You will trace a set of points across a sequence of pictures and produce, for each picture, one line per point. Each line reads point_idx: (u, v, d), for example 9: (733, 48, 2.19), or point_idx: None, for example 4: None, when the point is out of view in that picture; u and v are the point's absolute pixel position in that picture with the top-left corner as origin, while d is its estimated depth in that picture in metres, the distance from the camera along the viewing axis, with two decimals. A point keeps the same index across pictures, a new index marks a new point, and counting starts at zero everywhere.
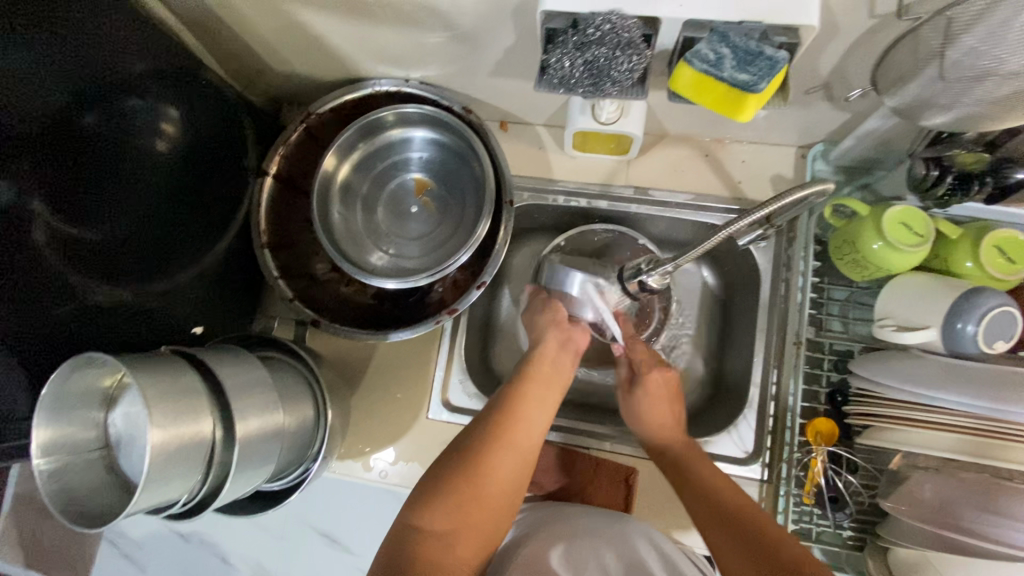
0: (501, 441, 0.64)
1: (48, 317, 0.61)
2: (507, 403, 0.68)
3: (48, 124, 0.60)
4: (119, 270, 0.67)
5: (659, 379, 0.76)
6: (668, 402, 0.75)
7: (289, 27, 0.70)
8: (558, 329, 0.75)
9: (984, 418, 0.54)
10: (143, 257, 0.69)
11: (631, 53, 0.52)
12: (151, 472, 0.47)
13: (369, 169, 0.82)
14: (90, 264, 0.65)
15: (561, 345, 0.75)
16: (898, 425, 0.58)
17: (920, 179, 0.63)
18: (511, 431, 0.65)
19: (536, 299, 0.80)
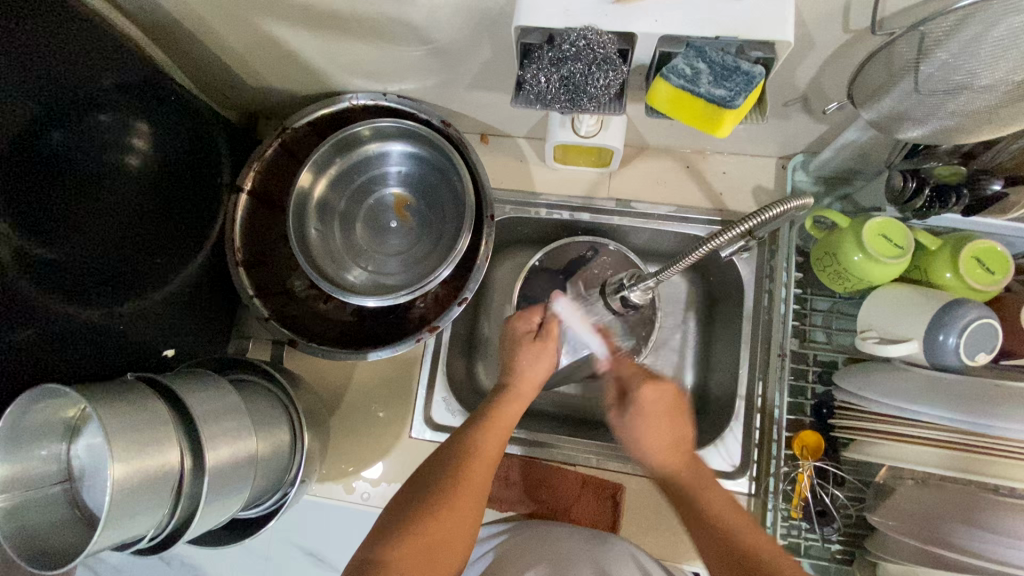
0: (459, 485, 0.62)
1: (4, 341, 0.57)
2: (467, 445, 0.65)
3: (10, 141, 0.59)
4: (87, 291, 0.65)
5: (657, 390, 0.71)
6: (665, 425, 0.69)
7: (263, 41, 0.69)
8: (526, 374, 0.73)
9: (959, 430, 0.54)
10: (113, 278, 0.67)
11: (608, 69, 0.51)
12: (113, 506, 0.45)
13: (346, 184, 0.80)
14: (57, 285, 0.63)
15: (527, 387, 0.72)
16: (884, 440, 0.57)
17: (898, 191, 0.63)
18: (473, 468, 0.63)
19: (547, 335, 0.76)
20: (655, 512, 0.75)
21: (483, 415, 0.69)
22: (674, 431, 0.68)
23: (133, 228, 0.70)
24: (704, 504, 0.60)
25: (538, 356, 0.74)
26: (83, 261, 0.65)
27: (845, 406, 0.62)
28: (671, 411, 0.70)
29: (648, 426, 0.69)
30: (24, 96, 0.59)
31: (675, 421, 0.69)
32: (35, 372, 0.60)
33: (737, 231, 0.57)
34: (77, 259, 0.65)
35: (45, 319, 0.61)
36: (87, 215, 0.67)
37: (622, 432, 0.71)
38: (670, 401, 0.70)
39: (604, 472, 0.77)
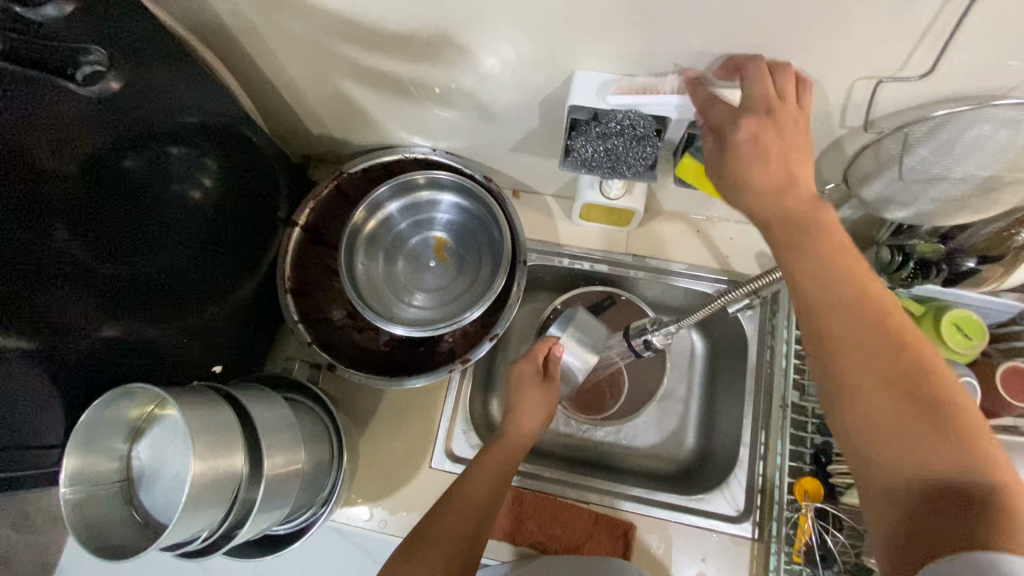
0: (449, 518, 0.64)
1: (67, 353, 0.60)
2: (461, 482, 0.68)
3: (97, 167, 0.60)
4: (142, 310, 0.68)
5: (753, 124, 0.51)
6: (766, 161, 0.51)
7: (336, 97, 0.78)
8: (522, 417, 0.75)
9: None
10: (168, 297, 0.71)
11: (645, 145, 0.61)
12: (189, 499, 0.49)
13: (394, 225, 0.88)
14: (116, 302, 0.64)
15: (520, 431, 0.74)
16: None
17: (887, 262, 0.72)
18: (463, 507, 0.65)
19: (528, 370, 0.78)
20: (663, 552, 0.78)
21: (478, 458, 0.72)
22: (875, 293, 0.47)
23: (190, 253, 0.74)
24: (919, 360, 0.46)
25: (531, 399, 0.76)
26: (141, 283, 0.67)
27: None
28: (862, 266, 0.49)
29: (831, 279, 0.48)
30: (116, 127, 0.61)
31: (802, 141, 0.51)
32: (70, 383, 0.61)
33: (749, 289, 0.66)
34: (136, 280, 0.67)
35: (92, 333, 0.62)
36: (148, 239, 0.68)
37: (800, 305, 0.50)
38: (789, 129, 0.51)
39: (616, 511, 0.81)
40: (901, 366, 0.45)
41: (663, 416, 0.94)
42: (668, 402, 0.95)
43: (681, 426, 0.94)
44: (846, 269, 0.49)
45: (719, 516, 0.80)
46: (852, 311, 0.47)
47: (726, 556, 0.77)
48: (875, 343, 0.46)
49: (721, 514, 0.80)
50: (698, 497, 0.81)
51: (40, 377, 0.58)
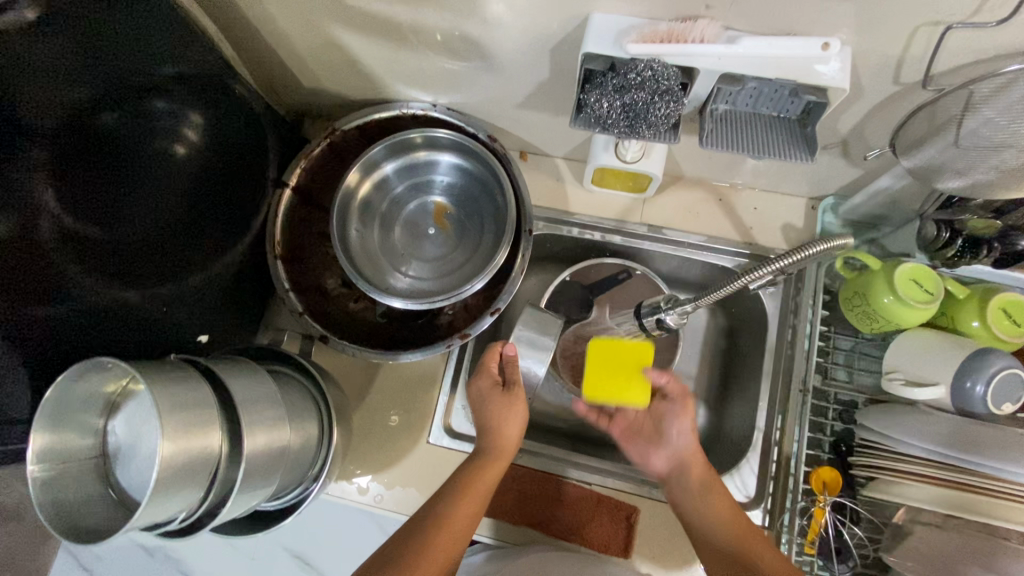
0: (430, 546, 0.60)
1: (45, 317, 0.57)
2: (435, 513, 0.62)
3: (68, 118, 0.59)
4: (125, 271, 0.65)
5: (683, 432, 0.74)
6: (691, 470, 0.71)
7: (325, 44, 0.71)
8: (504, 433, 0.68)
9: (967, 471, 0.55)
10: (155, 261, 0.68)
11: (669, 100, 0.53)
12: (158, 482, 0.46)
13: (390, 188, 0.82)
14: (97, 263, 0.62)
15: (507, 446, 0.68)
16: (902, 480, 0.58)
17: (932, 239, 0.65)
18: (436, 543, 0.60)
19: (496, 391, 0.70)
20: (667, 537, 0.75)
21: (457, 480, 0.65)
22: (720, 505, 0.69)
23: (180, 215, 0.71)
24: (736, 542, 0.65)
25: (511, 414, 0.69)
26: (125, 243, 0.65)
27: (867, 444, 0.63)
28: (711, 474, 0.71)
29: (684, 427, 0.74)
30: (84, 80, 0.60)
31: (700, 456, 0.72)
32: (58, 349, 0.59)
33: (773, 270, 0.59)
34: (119, 240, 0.65)
35: (76, 296, 0.60)
36: (133, 198, 0.66)
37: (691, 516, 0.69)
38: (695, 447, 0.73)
39: (618, 494, 0.78)
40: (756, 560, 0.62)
41: None
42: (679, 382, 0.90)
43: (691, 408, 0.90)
44: (709, 488, 0.70)
45: None
46: (701, 509, 0.68)
47: None
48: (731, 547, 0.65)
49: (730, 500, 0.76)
50: None
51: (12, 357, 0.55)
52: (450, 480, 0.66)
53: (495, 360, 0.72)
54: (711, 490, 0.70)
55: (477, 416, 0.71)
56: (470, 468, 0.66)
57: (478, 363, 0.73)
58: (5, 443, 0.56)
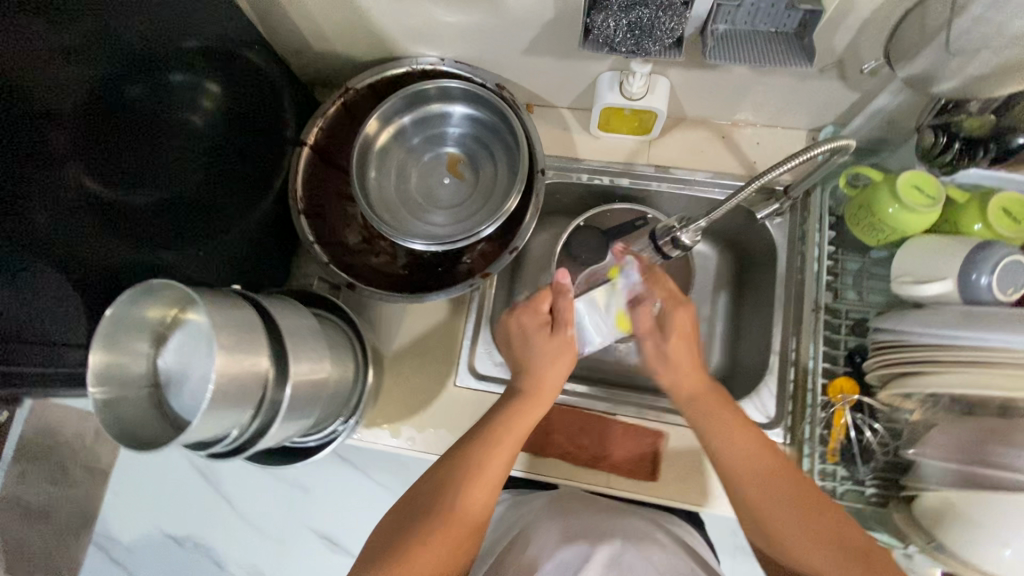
0: (472, 483, 0.60)
1: (78, 280, 0.56)
2: (478, 449, 0.62)
3: (90, 93, 0.55)
4: (154, 237, 0.64)
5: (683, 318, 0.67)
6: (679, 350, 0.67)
7: (337, 1, 0.74)
8: (550, 371, 0.68)
9: (984, 349, 0.57)
10: (179, 225, 0.68)
11: (672, 15, 0.56)
12: (216, 394, 0.48)
13: (405, 142, 0.85)
14: (127, 229, 0.61)
15: (549, 384, 0.68)
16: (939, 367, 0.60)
17: (929, 147, 0.68)
18: (479, 480, 0.60)
19: (530, 321, 0.70)
20: (692, 460, 0.77)
21: (501, 418, 0.65)
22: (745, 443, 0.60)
23: (199, 181, 0.70)
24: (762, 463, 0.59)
25: (560, 356, 0.68)
26: (155, 210, 0.64)
27: (899, 343, 0.65)
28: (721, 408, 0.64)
29: (673, 343, 0.67)
30: (111, 49, 0.56)
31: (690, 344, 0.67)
32: (103, 301, 0.60)
33: (758, 184, 0.65)
34: (150, 207, 0.63)
35: (107, 260, 0.59)
36: (155, 168, 0.64)
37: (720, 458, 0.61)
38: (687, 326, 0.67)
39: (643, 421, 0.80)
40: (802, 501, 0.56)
41: None
42: (693, 320, 0.94)
43: (705, 346, 0.93)
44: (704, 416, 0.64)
45: None
46: (736, 442, 0.61)
47: None
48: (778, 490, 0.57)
49: (751, 421, 0.79)
50: None
51: (69, 302, 0.56)
52: (486, 415, 0.66)
53: (549, 297, 0.71)
54: (759, 446, 0.60)
55: (521, 352, 0.70)
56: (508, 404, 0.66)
57: (529, 299, 0.72)
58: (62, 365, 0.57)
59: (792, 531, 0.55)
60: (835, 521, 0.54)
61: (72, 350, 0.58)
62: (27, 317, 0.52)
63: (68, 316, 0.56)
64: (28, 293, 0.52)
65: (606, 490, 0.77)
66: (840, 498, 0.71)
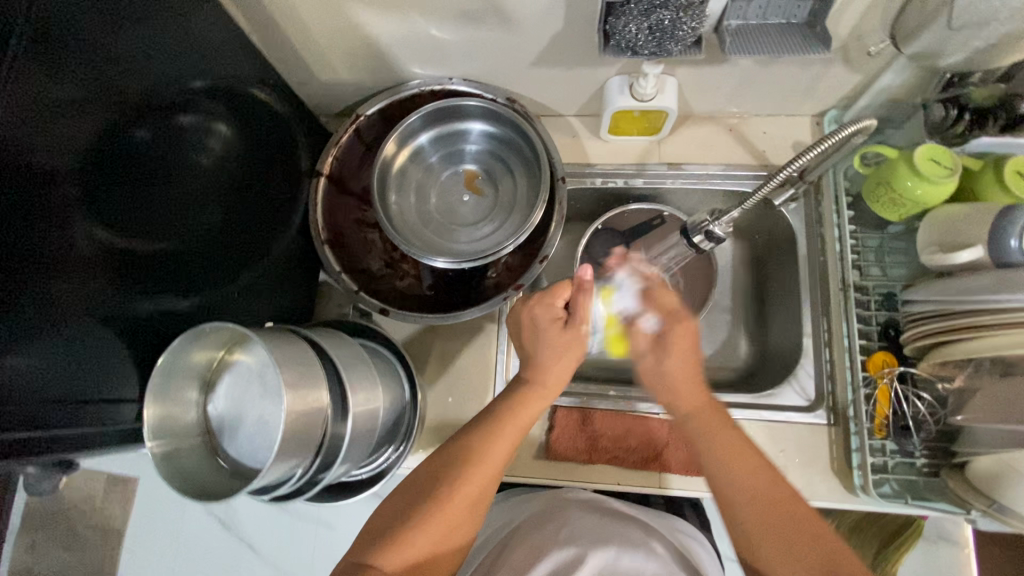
0: (463, 480, 0.58)
1: (107, 339, 0.54)
2: (470, 445, 0.60)
3: (103, 144, 0.52)
4: (172, 285, 0.62)
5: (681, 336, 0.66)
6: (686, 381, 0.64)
7: (345, 29, 0.74)
8: (551, 366, 0.66)
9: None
10: (195, 269, 0.65)
11: (692, 15, 0.57)
12: (286, 433, 0.47)
13: (421, 162, 0.85)
14: (147, 280, 0.58)
15: (550, 380, 0.66)
16: (982, 331, 0.61)
17: (940, 121, 0.71)
18: (469, 479, 0.58)
19: (543, 311, 0.67)
20: None
21: (506, 412, 0.63)
22: (727, 446, 0.59)
23: (213, 222, 0.68)
24: (738, 471, 0.58)
25: (569, 350, 0.66)
26: (172, 257, 0.61)
27: (940, 313, 0.66)
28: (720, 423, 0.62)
29: (675, 363, 0.65)
30: (119, 97, 0.54)
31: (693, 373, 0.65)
32: (140, 352, 0.58)
33: (781, 178, 0.67)
34: (167, 254, 0.61)
35: (132, 314, 0.56)
36: (172, 214, 0.61)
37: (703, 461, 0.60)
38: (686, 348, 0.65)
39: None
40: (795, 518, 0.54)
41: (714, 328, 0.94)
42: (717, 311, 0.95)
43: (732, 337, 0.94)
44: (707, 433, 0.61)
45: (791, 408, 0.79)
46: (726, 451, 0.59)
47: (805, 445, 0.77)
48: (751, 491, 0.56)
49: (793, 405, 0.79)
50: (768, 394, 0.81)
51: (112, 358, 0.54)
52: (483, 412, 0.65)
53: (567, 292, 0.68)
54: (737, 447, 0.59)
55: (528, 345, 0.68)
56: (505, 399, 0.65)
57: (547, 289, 0.68)
58: (113, 422, 0.55)
59: (761, 520, 0.55)
60: (808, 523, 0.54)
61: (122, 403, 0.56)
62: (75, 374, 0.50)
63: (117, 369, 0.55)
64: (70, 351, 0.50)
65: (659, 491, 0.77)
66: (892, 471, 0.71)
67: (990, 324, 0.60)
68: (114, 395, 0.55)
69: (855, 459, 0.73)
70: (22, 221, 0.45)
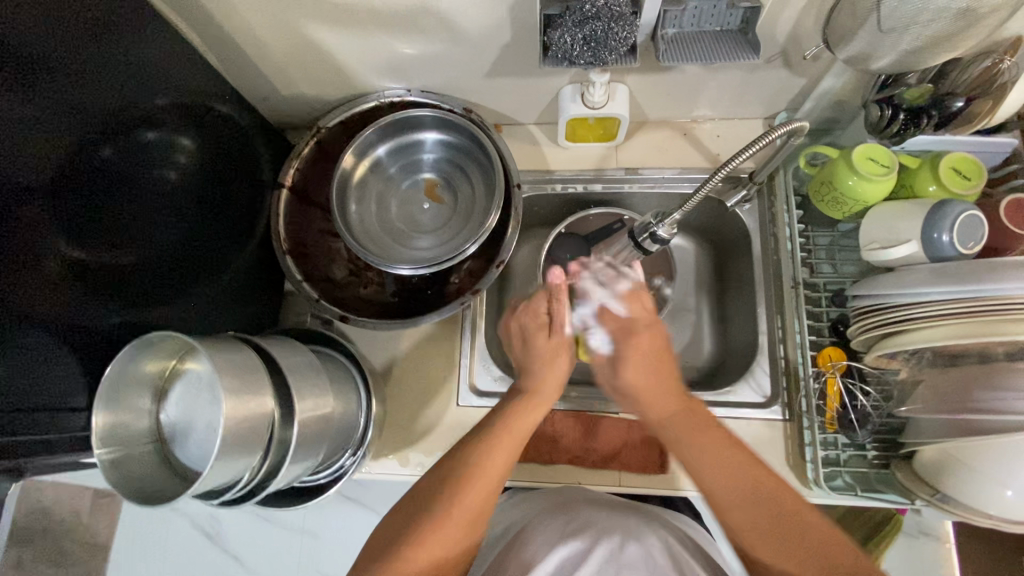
0: (467, 487, 0.58)
1: (63, 351, 0.55)
2: (474, 453, 0.61)
3: (65, 162, 0.54)
4: (137, 297, 0.63)
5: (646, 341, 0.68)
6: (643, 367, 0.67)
7: (300, 45, 0.76)
8: (546, 373, 0.69)
9: (959, 302, 0.60)
10: (159, 281, 0.66)
11: (624, 25, 0.60)
12: (225, 438, 0.48)
13: (381, 172, 0.87)
14: (110, 292, 0.60)
15: (547, 388, 0.68)
16: (914, 324, 0.63)
17: (877, 121, 0.71)
18: (472, 485, 0.58)
19: (531, 320, 0.72)
20: None
21: (506, 419, 0.64)
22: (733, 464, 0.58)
23: (179, 234, 0.69)
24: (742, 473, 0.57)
25: (557, 356, 0.70)
26: (136, 269, 0.63)
27: (879, 308, 0.68)
28: (700, 428, 0.61)
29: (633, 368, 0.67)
30: (81, 116, 0.55)
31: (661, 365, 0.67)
32: (97, 363, 0.59)
33: (721, 175, 0.67)
34: (131, 267, 0.62)
35: (91, 325, 0.58)
36: (136, 228, 0.63)
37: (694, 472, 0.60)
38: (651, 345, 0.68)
39: (645, 416, 0.82)
40: (793, 518, 0.54)
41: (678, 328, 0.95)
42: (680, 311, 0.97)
43: (696, 337, 0.95)
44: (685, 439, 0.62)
45: (748, 405, 0.81)
46: (708, 460, 0.59)
47: (761, 441, 0.78)
48: (762, 499, 0.56)
49: (749, 402, 0.81)
50: (726, 392, 0.82)
51: (69, 368, 0.56)
52: (483, 420, 0.65)
53: (545, 301, 0.73)
54: (712, 446, 0.60)
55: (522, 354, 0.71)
56: (507, 405, 0.66)
57: (527, 302, 0.74)
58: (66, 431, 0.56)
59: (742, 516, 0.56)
60: (816, 528, 0.54)
61: (75, 413, 0.57)
62: (26, 386, 0.51)
63: (68, 380, 0.56)
64: (20, 364, 0.51)
65: (619, 489, 0.78)
66: (845, 465, 0.73)
67: (925, 319, 0.62)
68: (67, 406, 0.56)
69: (807, 453, 0.74)
70: None
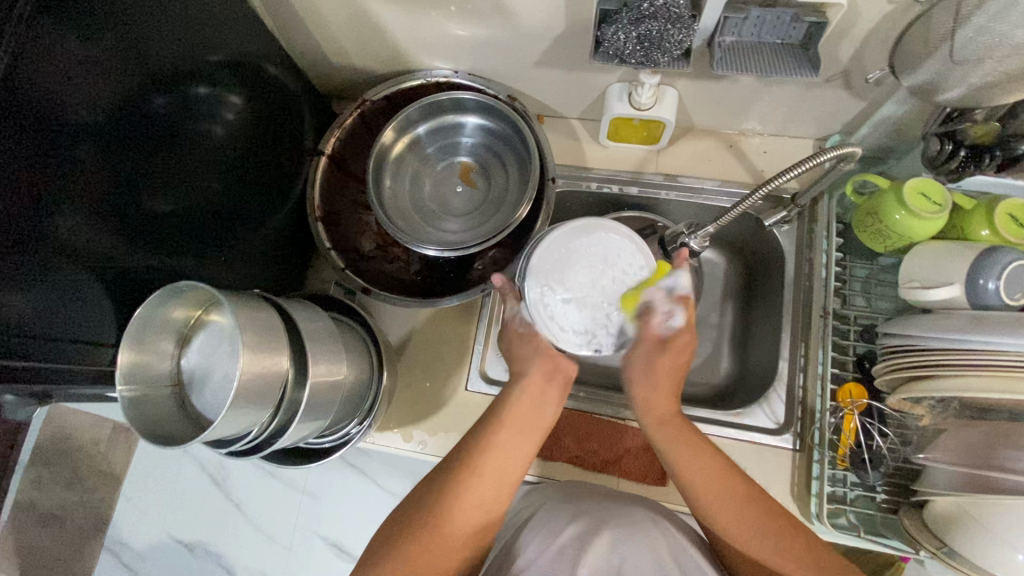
0: (467, 486, 0.57)
1: (99, 287, 0.57)
2: (475, 451, 0.59)
3: (118, 107, 0.55)
4: (172, 246, 0.65)
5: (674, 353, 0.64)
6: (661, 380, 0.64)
7: (355, 16, 0.76)
8: (551, 363, 0.66)
9: (1004, 355, 0.57)
10: (195, 233, 0.68)
11: (681, 27, 0.60)
12: (239, 389, 0.50)
13: (419, 151, 0.88)
14: (147, 238, 0.62)
15: (554, 376, 0.66)
16: (947, 371, 0.60)
17: (935, 155, 0.69)
18: (475, 484, 0.57)
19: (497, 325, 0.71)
20: None
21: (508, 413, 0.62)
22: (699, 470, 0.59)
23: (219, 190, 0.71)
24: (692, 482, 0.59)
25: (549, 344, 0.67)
26: (174, 219, 0.65)
27: (910, 348, 0.65)
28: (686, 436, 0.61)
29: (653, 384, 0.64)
30: (139, 65, 0.57)
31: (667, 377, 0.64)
32: (127, 302, 0.62)
33: (763, 192, 0.65)
34: (169, 217, 0.64)
35: (126, 267, 0.60)
36: (179, 178, 0.65)
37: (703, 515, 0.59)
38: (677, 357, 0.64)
39: None
40: (732, 491, 0.58)
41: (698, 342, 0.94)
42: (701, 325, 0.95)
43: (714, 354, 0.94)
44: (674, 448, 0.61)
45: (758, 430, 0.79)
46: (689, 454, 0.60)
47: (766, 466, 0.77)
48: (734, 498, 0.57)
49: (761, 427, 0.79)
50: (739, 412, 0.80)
51: (102, 303, 0.58)
52: (483, 419, 0.63)
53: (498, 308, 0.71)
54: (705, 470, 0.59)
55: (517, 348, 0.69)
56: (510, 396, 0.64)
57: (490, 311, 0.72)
58: (92, 363, 0.59)
59: (708, 490, 0.58)
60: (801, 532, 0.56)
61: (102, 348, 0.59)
62: (60, 316, 0.54)
63: (99, 316, 0.58)
64: (57, 293, 0.53)
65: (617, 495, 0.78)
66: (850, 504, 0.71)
67: (961, 366, 0.59)
68: (97, 339, 0.59)
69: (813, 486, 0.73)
70: (31, 170, 0.48)
